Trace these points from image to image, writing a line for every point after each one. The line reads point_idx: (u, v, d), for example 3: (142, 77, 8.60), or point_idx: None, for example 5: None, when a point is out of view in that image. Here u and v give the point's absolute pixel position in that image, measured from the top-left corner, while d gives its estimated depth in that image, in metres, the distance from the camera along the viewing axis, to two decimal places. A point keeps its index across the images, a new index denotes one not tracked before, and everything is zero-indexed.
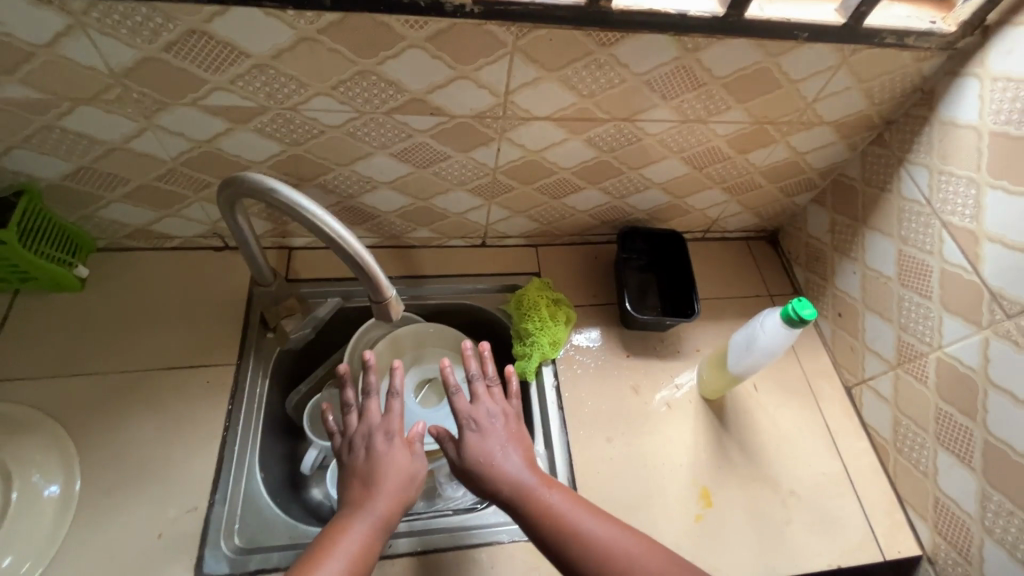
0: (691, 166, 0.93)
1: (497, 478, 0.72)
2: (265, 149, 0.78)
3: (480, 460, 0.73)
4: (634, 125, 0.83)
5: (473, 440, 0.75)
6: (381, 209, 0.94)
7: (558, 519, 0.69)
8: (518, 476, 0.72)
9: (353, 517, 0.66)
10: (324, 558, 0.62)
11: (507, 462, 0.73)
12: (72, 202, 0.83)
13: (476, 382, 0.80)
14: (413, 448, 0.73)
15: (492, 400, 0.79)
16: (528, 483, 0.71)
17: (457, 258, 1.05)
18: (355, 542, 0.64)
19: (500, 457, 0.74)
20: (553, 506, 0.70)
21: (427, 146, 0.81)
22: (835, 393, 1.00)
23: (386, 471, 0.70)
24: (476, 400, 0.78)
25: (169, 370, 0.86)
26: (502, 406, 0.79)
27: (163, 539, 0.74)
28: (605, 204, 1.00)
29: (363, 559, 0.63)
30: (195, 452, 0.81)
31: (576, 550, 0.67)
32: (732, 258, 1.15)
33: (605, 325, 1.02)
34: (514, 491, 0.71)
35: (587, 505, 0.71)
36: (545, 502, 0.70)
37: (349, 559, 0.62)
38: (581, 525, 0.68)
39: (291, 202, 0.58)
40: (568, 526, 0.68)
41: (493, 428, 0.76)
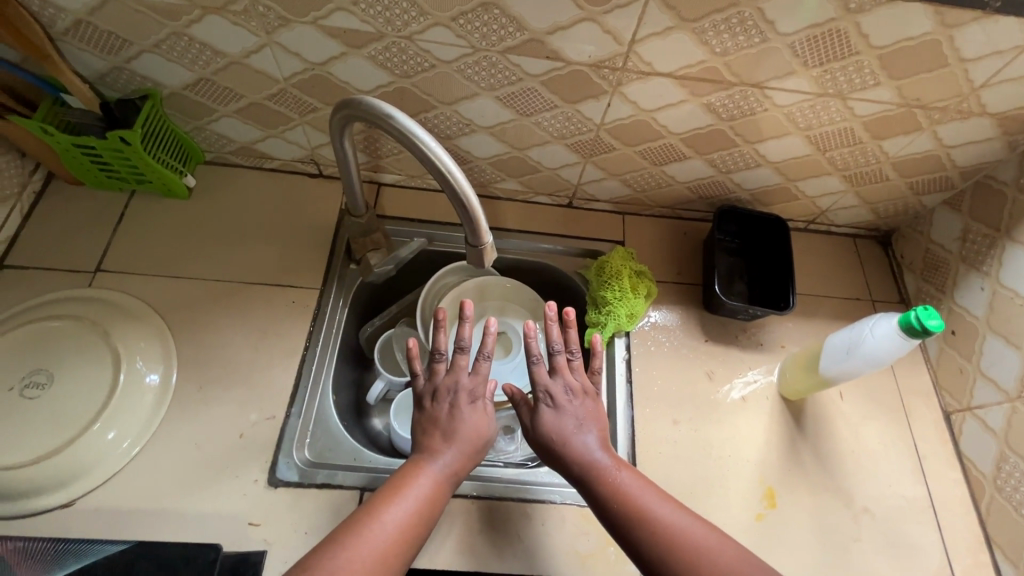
0: (814, 147, 0.85)
1: (567, 453, 0.73)
2: (374, 79, 0.77)
3: (552, 434, 0.74)
4: (762, 92, 0.75)
5: (547, 413, 0.76)
6: (474, 154, 0.92)
7: (626, 499, 0.68)
8: (588, 451, 0.73)
9: (425, 461, 0.69)
10: (401, 495, 0.65)
11: (579, 440, 0.74)
12: (188, 111, 0.87)
13: (553, 351, 0.79)
14: (490, 414, 0.75)
15: (570, 375, 0.78)
16: (597, 459, 0.72)
17: (542, 216, 1.03)
18: (428, 483, 0.67)
19: (572, 434, 0.74)
20: (622, 485, 0.70)
21: (534, 93, 0.77)
22: (931, 416, 0.91)
23: (466, 428, 0.72)
24: (557, 374, 0.78)
25: (258, 285, 0.90)
26: (581, 381, 0.79)
27: (243, 440, 0.79)
28: (708, 178, 0.94)
29: (434, 501, 0.66)
30: (277, 364, 0.85)
31: (643, 533, 0.66)
32: (835, 255, 1.06)
33: (685, 305, 0.98)
34: (583, 466, 0.72)
35: (658, 491, 0.71)
36: (613, 480, 0.70)
37: (421, 499, 0.66)
38: (649, 508, 0.68)
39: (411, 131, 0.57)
40: (635, 506, 0.68)
41: (567, 402, 0.77)
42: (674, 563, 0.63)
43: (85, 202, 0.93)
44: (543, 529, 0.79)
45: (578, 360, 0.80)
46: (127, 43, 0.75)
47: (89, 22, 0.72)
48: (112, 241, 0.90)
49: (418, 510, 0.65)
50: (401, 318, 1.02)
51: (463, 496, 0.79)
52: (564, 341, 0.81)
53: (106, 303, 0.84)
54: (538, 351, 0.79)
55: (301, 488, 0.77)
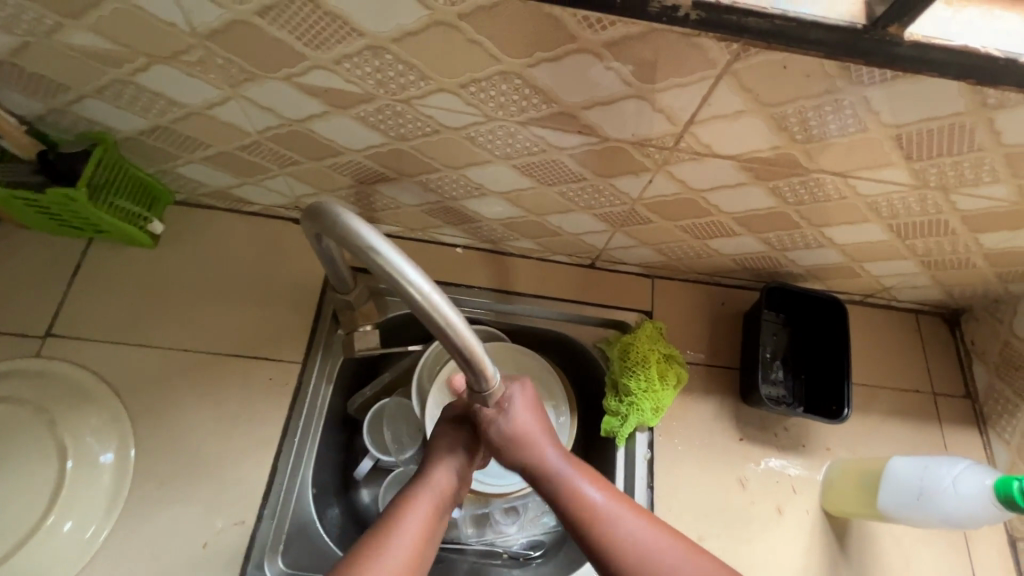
0: (894, 234, 0.70)
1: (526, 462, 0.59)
2: (365, 139, 0.63)
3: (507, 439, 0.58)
4: (844, 181, 0.60)
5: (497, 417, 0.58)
6: (483, 215, 0.79)
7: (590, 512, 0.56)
8: (553, 460, 0.59)
9: (419, 485, 0.60)
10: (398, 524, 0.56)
11: (547, 446, 0.59)
12: (149, 155, 0.73)
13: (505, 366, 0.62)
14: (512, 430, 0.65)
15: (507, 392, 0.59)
16: (560, 466, 0.59)
17: (559, 278, 0.90)
18: (426, 507, 0.58)
19: (533, 433, 0.59)
20: (587, 498, 0.57)
21: (560, 164, 0.63)
22: (995, 540, 0.80)
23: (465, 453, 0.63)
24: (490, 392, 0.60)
25: (231, 357, 0.79)
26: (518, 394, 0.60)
27: (207, 550, 0.69)
28: (758, 253, 0.80)
29: (424, 539, 0.57)
30: (249, 455, 0.74)
31: (602, 550, 0.55)
32: (894, 335, 0.92)
33: (719, 393, 0.86)
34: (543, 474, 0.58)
35: (630, 502, 0.58)
36: (577, 493, 0.57)
37: (425, 525, 0.57)
38: (614, 526, 0.55)
39: (400, 274, 0.45)
40: (599, 522, 0.55)
41: (523, 407, 0.59)
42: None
43: (36, 249, 0.80)
44: None
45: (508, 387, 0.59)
46: (64, 86, 0.61)
47: (13, 63, 0.58)
48: (66, 299, 0.79)
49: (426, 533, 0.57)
50: (395, 387, 0.91)
51: None
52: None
53: (54, 379, 0.74)
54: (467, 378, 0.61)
55: None
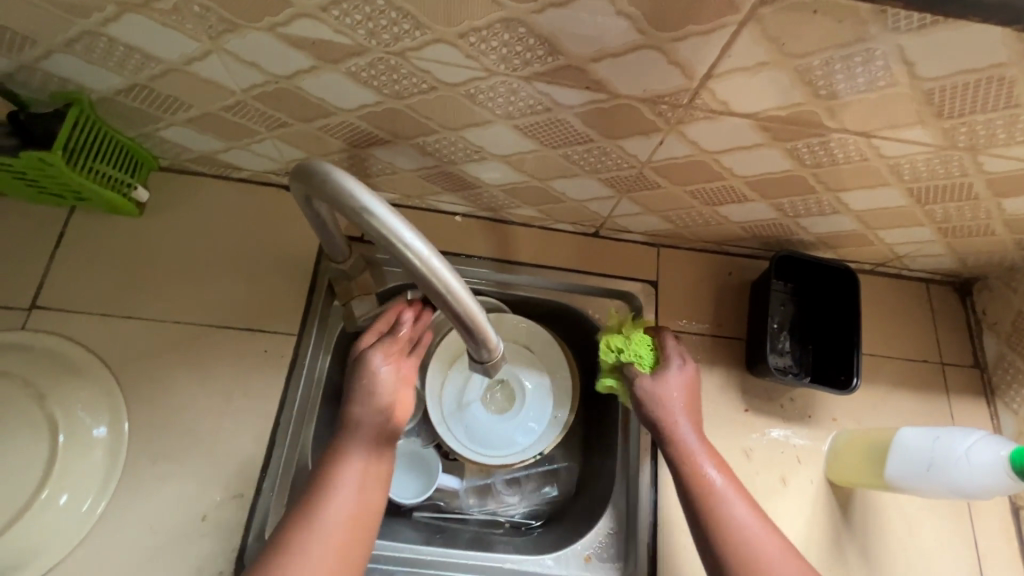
0: (913, 199, 0.67)
1: (660, 426, 0.68)
2: (357, 97, 0.59)
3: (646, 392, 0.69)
4: (867, 141, 0.57)
5: (648, 383, 0.70)
6: (484, 180, 0.75)
7: (708, 491, 0.62)
8: (684, 433, 0.66)
9: (344, 452, 0.60)
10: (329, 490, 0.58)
11: (682, 421, 0.67)
12: (128, 117, 0.69)
13: (670, 349, 0.72)
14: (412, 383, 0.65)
15: (684, 368, 0.71)
16: (689, 443, 0.66)
17: (562, 248, 0.87)
18: (354, 474, 0.59)
19: (673, 405, 0.68)
20: (707, 479, 0.63)
21: (566, 124, 0.59)
22: (998, 509, 0.79)
23: (387, 396, 0.62)
24: (675, 354, 0.72)
25: (225, 329, 0.77)
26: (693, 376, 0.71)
27: (206, 523, 0.68)
28: (769, 220, 0.77)
29: (354, 505, 0.58)
30: (246, 429, 0.73)
31: (713, 529, 0.60)
32: (903, 304, 0.90)
33: (725, 364, 0.84)
34: (672, 440, 0.66)
35: (746, 495, 0.63)
36: (700, 475, 0.63)
37: (354, 495, 0.58)
38: (725, 509, 0.61)
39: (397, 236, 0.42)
40: (715, 503, 0.61)
41: (670, 384, 0.69)
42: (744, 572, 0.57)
43: (16, 218, 0.77)
44: None
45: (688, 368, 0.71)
46: (30, 40, 0.57)
47: None
48: (49, 270, 0.76)
49: (357, 498, 0.58)
50: None
51: None
52: (687, 369, 0.71)
53: (40, 353, 0.71)
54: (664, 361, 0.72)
55: None
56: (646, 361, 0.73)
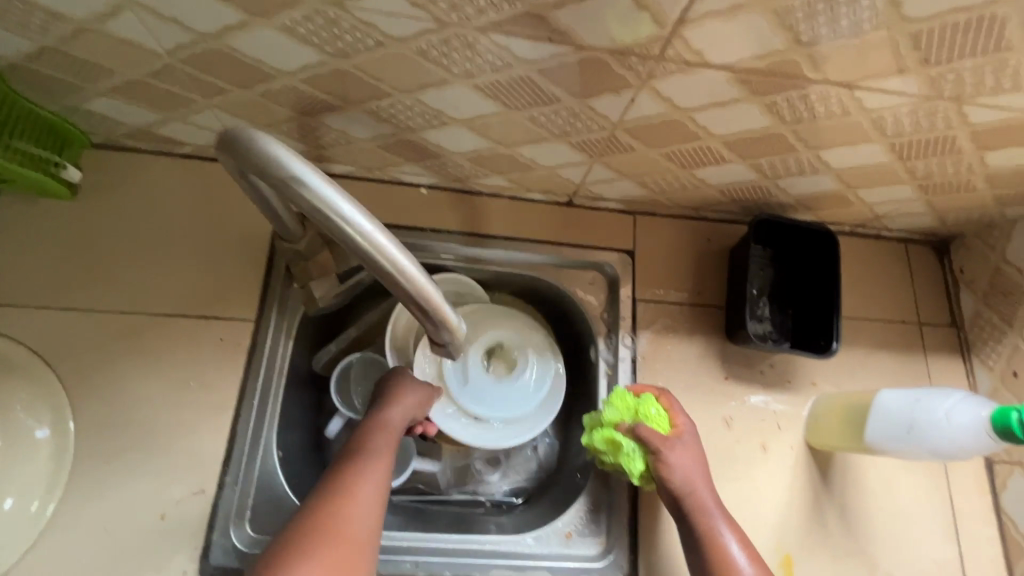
0: (895, 155, 0.64)
1: (687, 498, 0.64)
2: (297, 57, 0.54)
3: (669, 456, 0.65)
4: (850, 93, 0.53)
5: (671, 450, 0.65)
6: (447, 148, 0.70)
7: (732, 569, 0.60)
8: (710, 504, 0.64)
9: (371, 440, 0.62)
10: (366, 453, 0.60)
11: (705, 492, 0.64)
12: (45, 88, 0.62)
13: (679, 412, 0.69)
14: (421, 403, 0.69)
15: (692, 444, 0.67)
16: (714, 514, 0.63)
17: (534, 218, 0.83)
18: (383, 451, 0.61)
19: (695, 475, 0.65)
20: (731, 554, 0.61)
21: (529, 82, 0.54)
22: (974, 465, 0.80)
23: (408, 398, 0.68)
24: (683, 427, 0.68)
25: (175, 318, 0.71)
26: (699, 449, 0.67)
27: (166, 522, 0.65)
28: (748, 182, 0.74)
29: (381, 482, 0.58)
30: (204, 423, 0.69)
31: None
32: (882, 265, 0.89)
33: (704, 333, 0.82)
34: (697, 512, 0.63)
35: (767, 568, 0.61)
36: (726, 552, 0.61)
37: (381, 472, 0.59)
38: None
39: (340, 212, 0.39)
40: None
41: (688, 451, 0.66)
42: None
43: None
44: None
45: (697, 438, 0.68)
46: None
47: None
48: None
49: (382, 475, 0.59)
50: (364, 341, 0.86)
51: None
52: (695, 443, 0.67)
53: None
54: (678, 436, 0.66)
55: None
56: (661, 426, 0.67)
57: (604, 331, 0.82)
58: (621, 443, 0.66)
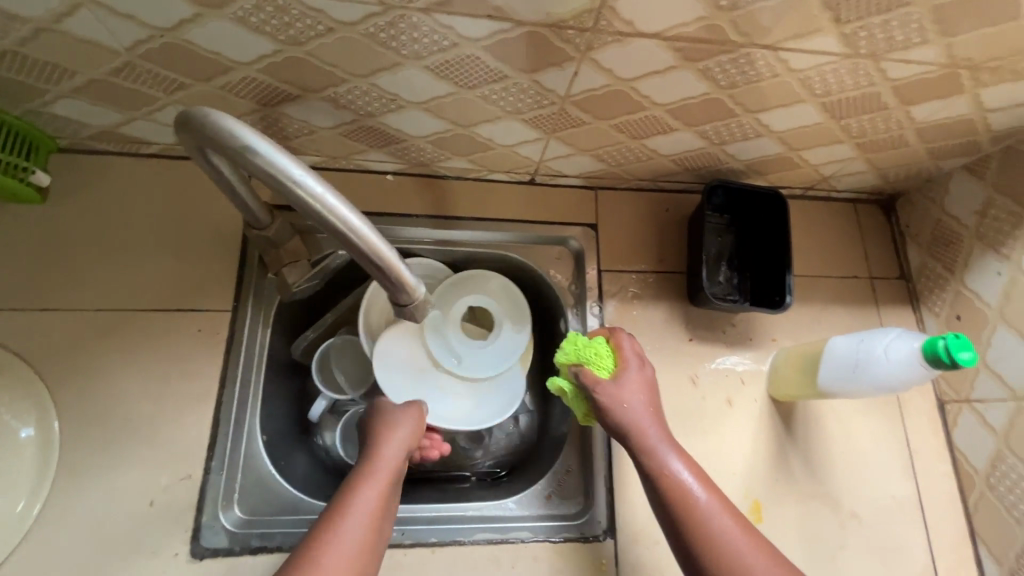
0: (828, 114, 0.69)
1: (632, 435, 0.66)
2: (253, 48, 0.56)
3: (603, 398, 0.68)
4: (775, 55, 0.57)
5: (606, 392, 0.68)
6: (407, 132, 0.73)
7: (691, 498, 0.62)
8: (655, 440, 0.65)
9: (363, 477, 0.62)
10: (344, 512, 0.58)
11: (651, 429, 0.66)
12: (8, 92, 0.64)
13: (627, 350, 0.71)
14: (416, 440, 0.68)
15: (636, 382, 0.69)
16: (658, 446, 0.65)
17: (499, 198, 0.86)
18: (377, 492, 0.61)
19: (637, 412, 0.67)
20: (683, 480, 0.63)
21: (475, 60, 0.57)
22: (927, 407, 0.85)
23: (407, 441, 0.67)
24: (626, 367, 0.69)
25: (153, 312, 0.73)
26: (647, 386, 0.69)
27: (155, 509, 0.67)
28: (697, 149, 0.77)
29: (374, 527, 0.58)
30: (187, 412, 0.70)
31: (692, 537, 0.60)
32: (833, 225, 0.94)
33: (667, 298, 0.86)
34: (641, 451, 0.65)
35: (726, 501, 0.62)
36: (675, 480, 0.63)
37: (372, 514, 0.59)
38: (710, 521, 0.60)
39: (289, 174, 0.41)
40: (691, 512, 0.60)
41: (633, 388, 0.68)
42: None
43: None
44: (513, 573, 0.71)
45: (643, 376, 0.70)
46: None
47: None
48: None
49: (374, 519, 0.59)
50: (340, 327, 0.89)
51: (423, 544, 0.71)
52: (642, 380, 0.69)
53: None
54: (624, 379, 0.69)
55: (232, 557, 0.67)
56: (605, 368, 0.71)
57: (573, 303, 0.85)
58: (564, 385, 0.73)
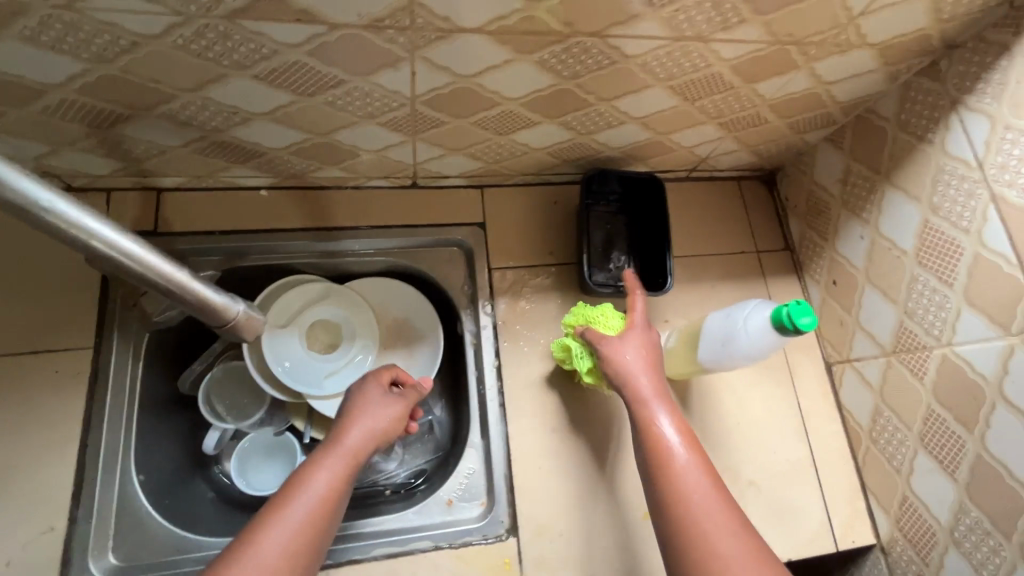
0: (680, 97, 0.70)
1: (624, 387, 0.68)
2: (58, 67, 0.53)
3: (604, 351, 0.71)
4: (606, 43, 0.58)
5: (609, 347, 0.71)
6: (265, 145, 0.70)
7: (668, 455, 0.62)
8: (647, 396, 0.67)
9: (327, 452, 0.62)
10: (302, 485, 0.58)
11: (644, 385, 0.67)
12: None
13: (638, 313, 0.74)
14: (388, 419, 0.68)
15: (638, 344, 0.71)
16: (648, 399, 0.66)
17: (383, 204, 0.85)
18: (334, 468, 0.61)
19: (634, 369, 0.69)
20: (665, 437, 0.63)
21: (305, 67, 0.56)
22: (814, 370, 0.88)
23: (377, 420, 0.67)
24: (631, 331, 0.72)
25: (1, 358, 0.68)
26: (648, 350, 0.71)
27: (10, 570, 0.62)
28: (568, 140, 0.78)
29: (326, 503, 0.58)
30: (45, 460, 0.66)
31: (665, 487, 0.60)
32: (719, 203, 0.96)
33: (560, 289, 0.86)
34: (632, 402, 0.67)
35: (707, 467, 0.61)
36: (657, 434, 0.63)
37: (328, 489, 0.59)
38: (682, 476, 0.60)
39: (34, 200, 0.40)
40: (666, 465, 0.61)
41: (635, 348, 0.70)
42: (682, 541, 0.57)
43: None
44: None
45: (648, 339, 0.72)
46: None
47: None
48: None
49: (326, 494, 0.59)
50: (228, 354, 0.84)
51: None
52: (642, 345, 0.71)
53: None
54: (628, 337, 0.71)
55: None
56: (611, 328, 0.76)
57: (466, 304, 0.85)
58: (571, 344, 0.77)
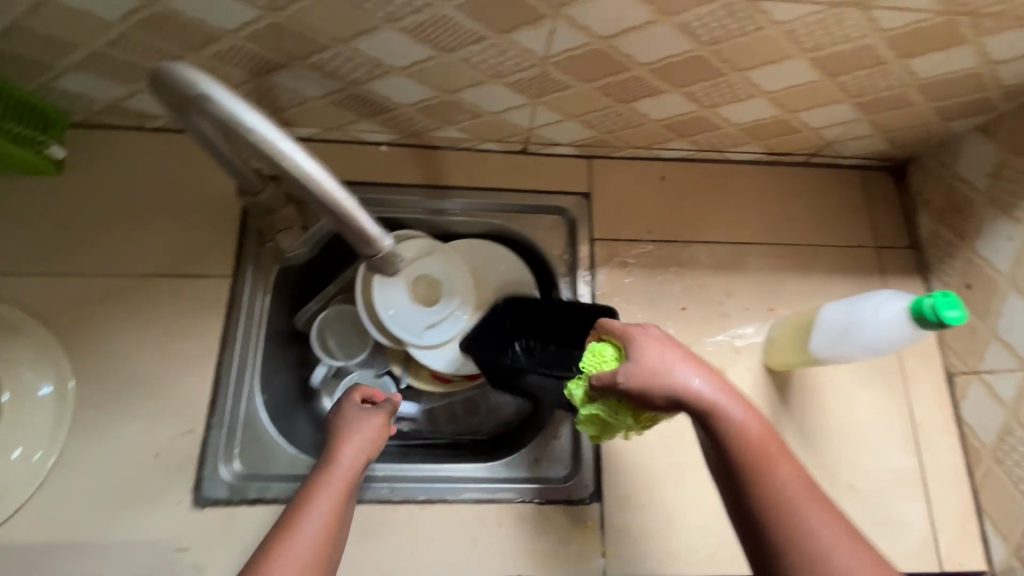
0: (821, 71, 0.66)
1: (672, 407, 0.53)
2: (236, 14, 0.58)
3: (634, 386, 0.52)
4: (754, 6, 0.56)
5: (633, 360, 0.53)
6: (396, 101, 0.74)
7: (766, 471, 0.50)
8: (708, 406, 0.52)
9: (318, 487, 0.57)
10: (297, 528, 0.53)
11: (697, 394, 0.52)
12: (21, 67, 0.68)
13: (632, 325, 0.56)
14: (372, 444, 0.63)
15: (667, 347, 0.54)
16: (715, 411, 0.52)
17: (493, 167, 0.87)
18: (329, 502, 0.56)
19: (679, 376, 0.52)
20: (756, 446, 0.50)
21: (451, 21, 0.58)
22: (933, 378, 0.82)
23: (361, 446, 0.62)
24: (648, 339, 0.54)
25: (159, 278, 0.77)
26: (681, 350, 0.54)
27: (159, 460, 0.71)
28: (688, 113, 0.76)
29: (326, 544, 0.54)
30: (189, 371, 0.74)
31: (776, 522, 0.49)
32: (839, 193, 0.90)
33: (662, 267, 0.85)
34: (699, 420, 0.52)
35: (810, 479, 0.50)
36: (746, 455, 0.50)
37: (328, 527, 0.54)
38: (789, 499, 0.49)
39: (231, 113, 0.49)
40: (771, 489, 0.49)
41: (661, 351, 0.54)
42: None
43: None
44: (499, 531, 0.72)
45: (669, 340, 0.55)
46: None
47: None
48: None
49: (326, 534, 0.54)
50: (338, 297, 0.90)
51: (411, 502, 0.73)
52: (669, 345, 0.54)
53: None
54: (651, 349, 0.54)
55: (231, 505, 0.70)
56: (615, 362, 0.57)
57: (565, 272, 0.86)
58: (596, 411, 0.58)
